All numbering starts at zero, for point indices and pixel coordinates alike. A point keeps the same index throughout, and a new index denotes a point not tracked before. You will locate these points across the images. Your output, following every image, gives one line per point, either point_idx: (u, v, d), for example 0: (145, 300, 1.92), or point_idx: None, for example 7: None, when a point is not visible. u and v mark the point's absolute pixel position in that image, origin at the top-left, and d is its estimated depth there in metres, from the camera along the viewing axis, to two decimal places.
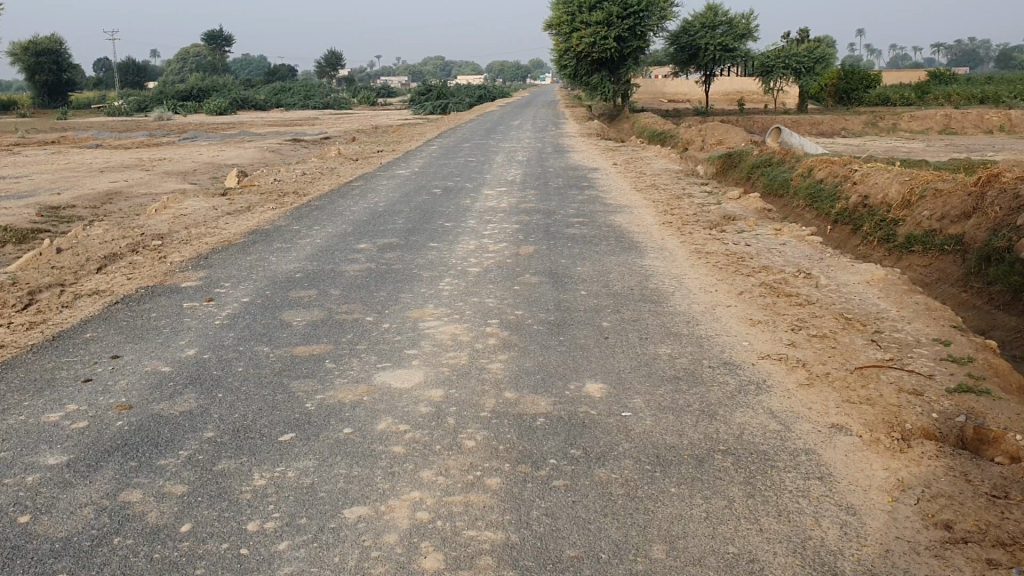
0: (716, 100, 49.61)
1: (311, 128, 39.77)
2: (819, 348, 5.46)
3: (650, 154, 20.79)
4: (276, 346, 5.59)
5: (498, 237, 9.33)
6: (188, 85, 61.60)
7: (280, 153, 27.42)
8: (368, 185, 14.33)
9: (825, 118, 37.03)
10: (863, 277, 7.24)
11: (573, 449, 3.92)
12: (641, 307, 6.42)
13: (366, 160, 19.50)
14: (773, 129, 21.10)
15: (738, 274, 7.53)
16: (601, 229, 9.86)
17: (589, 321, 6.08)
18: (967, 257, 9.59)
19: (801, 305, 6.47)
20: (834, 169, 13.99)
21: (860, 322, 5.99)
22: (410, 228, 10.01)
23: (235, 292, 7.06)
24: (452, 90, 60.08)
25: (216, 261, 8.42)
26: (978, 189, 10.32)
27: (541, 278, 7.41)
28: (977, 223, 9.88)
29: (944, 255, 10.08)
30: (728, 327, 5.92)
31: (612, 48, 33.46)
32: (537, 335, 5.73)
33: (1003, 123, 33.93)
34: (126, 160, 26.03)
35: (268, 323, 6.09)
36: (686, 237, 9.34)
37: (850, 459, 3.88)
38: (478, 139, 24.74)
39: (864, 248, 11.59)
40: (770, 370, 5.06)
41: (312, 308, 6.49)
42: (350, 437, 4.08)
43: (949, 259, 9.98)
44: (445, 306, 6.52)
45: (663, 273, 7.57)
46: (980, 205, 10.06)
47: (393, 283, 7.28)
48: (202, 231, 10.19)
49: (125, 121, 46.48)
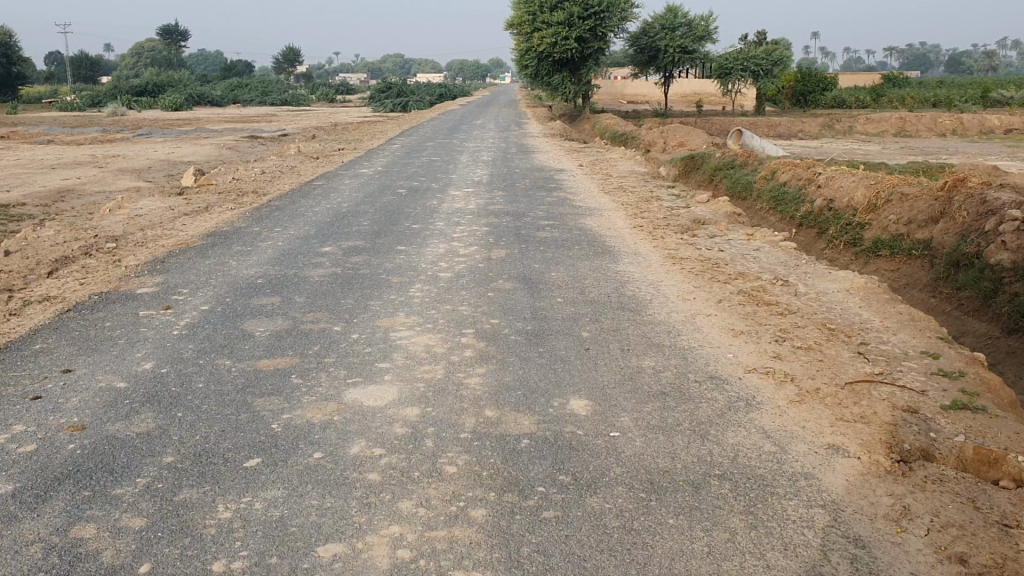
0: (675, 101, 49.76)
1: (268, 126, 39.12)
2: (806, 360, 5.30)
3: (615, 155, 20.65)
4: (239, 358, 5.29)
5: (466, 240, 9.08)
6: (142, 80, 60.38)
7: (238, 151, 26.87)
8: (330, 185, 13.98)
9: (783, 120, 37.27)
10: (841, 285, 7.11)
11: (561, 475, 3.69)
12: (620, 317, 6.21)
13: (327, 159, 19.10)
14: (735, 131, 21.09)
15: (715, 281, 7.36)
16: (571, 233, 9.66)
17: (567, 331, 5.86)
18: (936, 262, 9.52)
19: (782, 314, 6.31)
20: (798, 172, 13.94)
21: (844, 332, 5.84)
22: (375, 230, 9.72)
23: (194, 299, 6.73)
24: (411, 87, 59.60)
25: (174, 265, 8.06)
26: (945, 193, 10.26)
27: (514, 284, 7.18)
28: (944, 228, 9.80)
29: (912, 260, 10.01)
30: (711, 338, 5.73)
31: (573, 48, 33.33)
32: (513, 347, 5.49)
33: (956, 126, 34.37)
34: (78, 157, 25.30)
35: (229, 334, 5.78)
36: (659, 241, 9.16)
37: (851, 484, 3.71)
38: (440, 138, 24.44)
39: (830, 252, 11.52)
40: (758, 384, 4.88)
41: (277, 317, 6.19)
42: (323, 463, 3.82)
43: (917, 264, 9.90)
44: (415, 314, 6.26)
45: (639, 280, 7.38)
46: (947, 210, 9.99)
47: (361, 289, 7.00)
48: (159, 233, 9.79)
49: (77, 116, 45.35)
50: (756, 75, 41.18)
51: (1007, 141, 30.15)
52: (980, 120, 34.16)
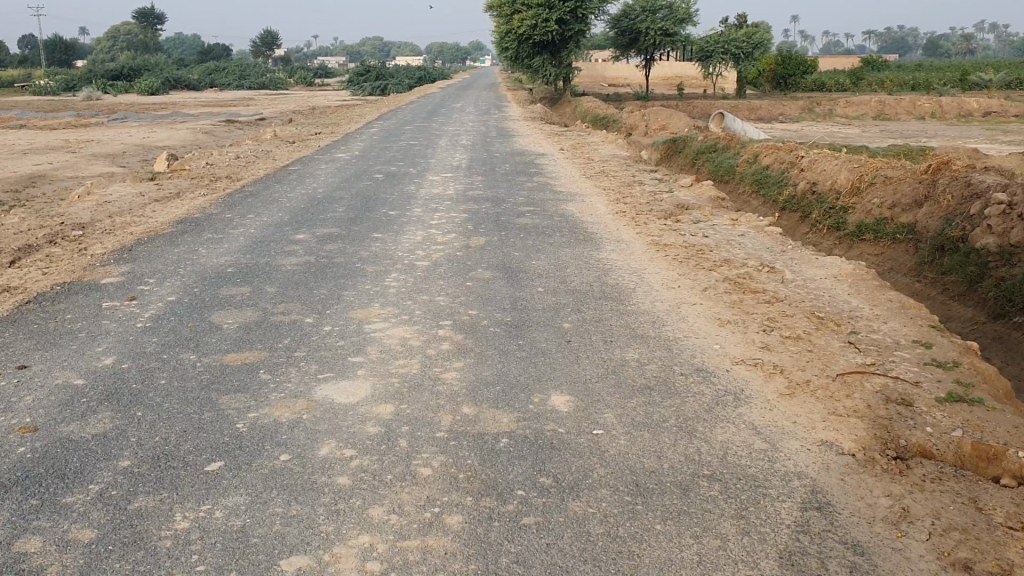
0: (656, 84, 49.52)
1: (245, 109, 38.60)
2: (795, 351, 5.11)
3: (596, 140, 20.42)
4: (204, 353, 5.05)
5: (444, 227, 8.85)
6: (118, 64, 59.56)
7: (214, 135, 26.45)
8: (306, 170, 13.69)
9: (763, 103, 37.11)
10: (829, 271, 6.93)
11: (542, 477, 3.49)
12: (602, 306, 6.01)
13: (304, 143, 18.75)
14: (717, 115, 20.88)
15: (700, 267, 7.17)
16: (552, 219, 9.45)
17: (548, 322, 5.65)
18: (920, 246, 9.36)
19: (770, 302, 6.12)
20: (781, 155, 13.77)
21: (834, 321, 5.66)
22: (351, 217, 9.47)
23: (161, 289, 6.47)
24: (390, 71, 59.06)
25: (142, 254, 7.78)
26: (929, 176, 10.10)
27: (493, 273, 6.96)
28: (928, 212, 9.63)
29: (896, 244, 9.85)
30: (697, 327, 5.54)
31: (554, 31, 33.01)
32: (492, 339, 5.28)
33: (935, 110, 34.33)
34: (50, 142, 24.79)
35: (195, 327, 5.53)
36: (641, 227, 8.96)
37: (847, 484, 3.53)
38: (420, 122, 24.11)
39: (813, 236, 11.36)
40: (746, 377, 4.69)
41: (246, 308, 5.94)
42: (290, 466, 3.60)
43: (901, 248, 9.74)
44: (391, 305, 6.03)
45: (622, 268, 7.18)
46: (931, 193, 9.83)
47: (335, 279, 6.76)
48: (128, 220, 9.50)
49: (50, 101, 44.60)
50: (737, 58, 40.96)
51: (985, 124, 30.16)
52: (959, 103, 34.12)
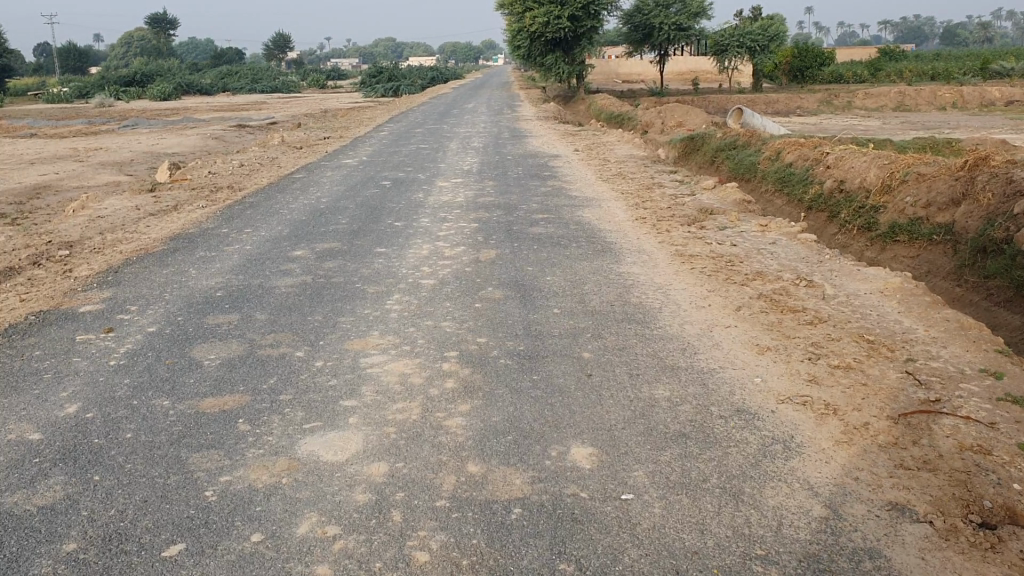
0: (671, 79, 48.76)
1: (257, 113, 38.22)
2: (847, 385, 4.51)
3: (611, 138, 19.79)
4: (179, 397, 4.50)
5: (453, 239, 8.28)
6: (130, 71, 59.42)
7: (224, 141, 26.03)
8: (311, 178, 13.16)
9: (780, 97, 36.33)
10: (873, 284, 6.30)
11: (561, 563, 2.91)
12: (625, 331, 5.42)
13: (311, 148, 18.22)
14: (736, 110, 20.18)
15: (731, 282, 6.56)
16: (568, 227, 8.86)
17: (566, 351, 5.06)
18: (959, 248, 8.69)
19: (812, 323, 5.51)
20: (804, 152, 13.11)
21: (886, 347, 5.04)
22: (354, 229, 8.92)
23: (142, 318, 5.93)
24: (402, 71, 58.55)
25: (128, 276, 7.25)
26: (966, 173, 9.41)
27: (504, 293, 6.37)
28: (967, 211, 8.94)
29: (933, 246, 9.18)
30: (734, 356, 4.94)
31: (566, 27, 32.38)
32: (503, 374, 4.70)
33: (957, 100, 33.42)
34: (58, 151, 24.42)
35: (174, 364, 4.98)
36: (664, 236, 8.35)
37: (930, 564, 2.93)
38: (430, 124, 23.56)
39: (843, 237, 10.70)
40: (795, 420, 4.09)
41: (231, 339, 5.39)
42: (261, 551, 3.03)
43: (938, 250, 9.07)
44: (391, 334, 5.46)
45: (646, 284, 6.58)
46: (970, 190, 9.14)
47: (332, 302, 6.20)
48: (120, 237, 8.98)
49: (62, 108, 44.39)
50: (752, 52, 40.07)
51: (1011, 113, 29.28)
52: (981, 92, 33.22)
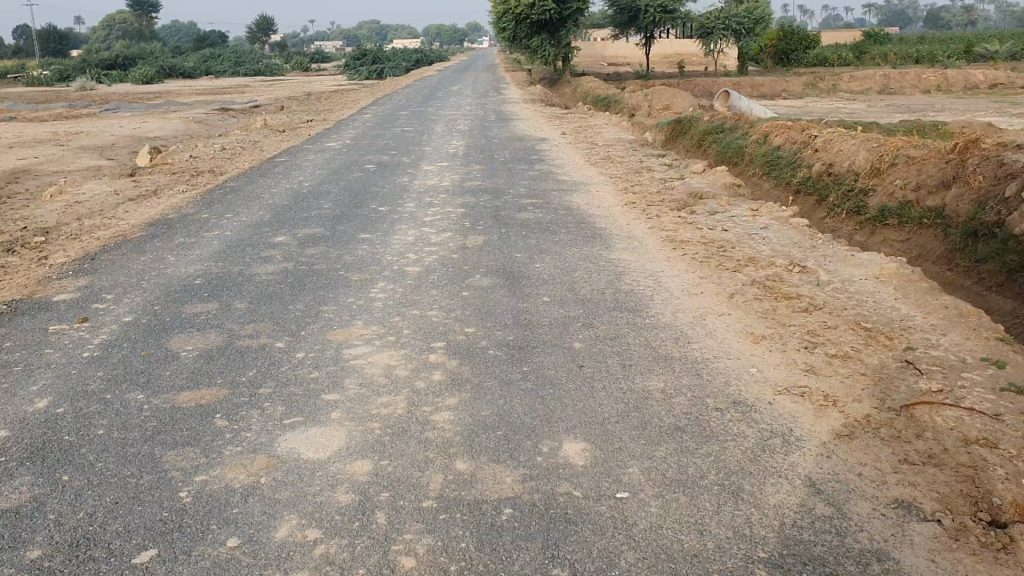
0: (657, 62, 48.52)
1: (240, 96, 37.77)
2: (846, 375, 4.37)
3: (598, 121, 19.61)
4: (154, 391, 4.32)
5: (439, 224, 8.11)
6: (111, 54, 58.70)
7: (206, 124, 25.67)
8: (293, 162, 12.93)
9: (766, 79, 36.18)
10: (868, 270, 6.17)
11: (555, 567, 2.76)
12: (617, 320, 5.27)
13: (294, 132, 17.95)
14: (723, 93, 20.02)
15: (723, 268, 6.42)
16: (556, 212, 8.70)
17: (556, 341, 4.90)
18: (950, 232, 8.55)
19: (808, 311, 5.38)
20: (792, 135, 12.96)
21: (885, 335, 4.91)
22: (337, 214, 8.73)
23: (117, 307, 5.73)
24: (386, 53, 58.05)
25: (104, 263, 7.04)
26: (957, 156, 9.27)
27: (492, 280, 6.21)
28: (958, 194, 8.79)
29: (924, 229, 9.04)
30: (729, 345, 4.80)
31: (551, 10, 32.10)
32: (491, 366, 4.54)
33: (942, 83, 33.37)
34: (37, 135, 24.02)
35: (149, 356, 4.79)
36: (654, 221, 8.20)
37: (941, 567, 2.80)
38: (415, 107, 23.30)
39: (832, 221, 10.57)
40: (794, 412, 3.95)
41: (209, 330, 5.20)
42: (238, 557, 2.87)
43: (928, 233, 8.95)
44: (375, 323, 5.29)
45: (637, 271, 6.43)
46: (960, 173, 8.99)
47: (314, 290, 6.02)
48: (97, 223, 8.75)
49: (41, 91, 43.77)
50: (738, 34, 39.86)
51: (995, 96, 29.23)
52: (966, 75, 33.16)
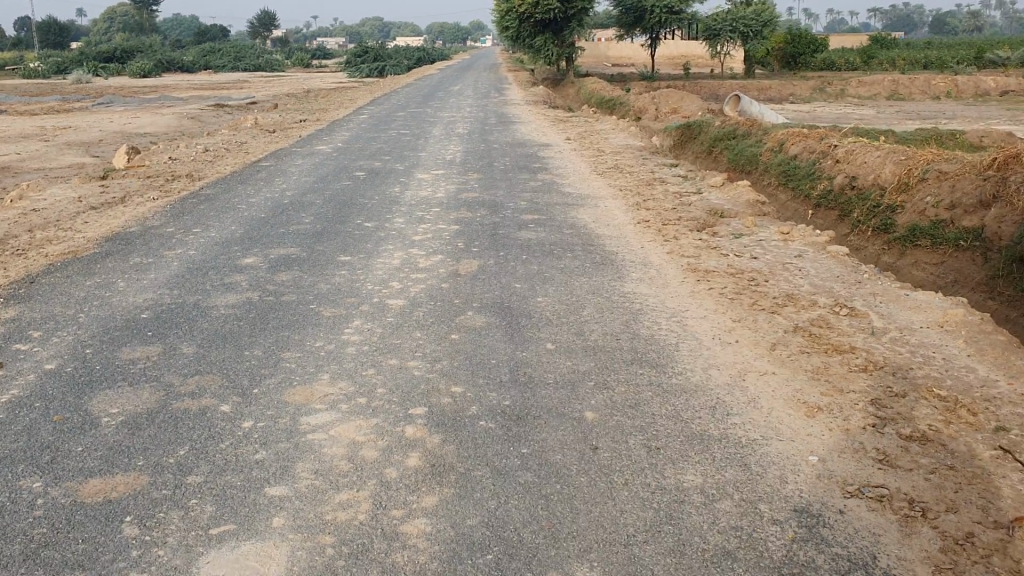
0: (662, 64, 47.53)
1: (238, 93, 36.83)
2: (929, 469, 3.47)
3: (603, 126, 18.68)
4: (56, 477, 3.41)
5: (429, 245, 7.22)
6: (110, 46, 57.76)
7: (199, 120, 24.74)
8: (278, 166, 12.00)
9: (774, 83, 35.19)
10: (928, 316, 5.26)
11: None
12: (637, 377, 4.37)
13: (284, 132, 17.01)
14: (733, 96, 18.79)
15: (757, 308, 5.51)
16: (561, 231, 7.81)
17: (562, 410, 3.98)
18: (992, 257, 7.13)
19: (866, 371, 4.46)
20: (809, 144, 11.63)
21: (966, 409, 3.99)
22: (317, 230, 7.82)
23: (42, 349, 4.81)
24: (388, 51, 57.12)
25: (42, 286, 6.11)
26: (995, 173, 7.78)
27: (488, 319, 5.30)
28: (1000, 214, 7.34)
29: (959, 252, 7.58)
30: (778, 422, 3.89)
31: (555, 8, 31.14)
32: (482, 445, 3.62)
33: (951, 89, 32.39)
34: (23, 128, 23.11)
35: (65, 421, 3.88)
36: (672, 245, 7.28)
37: None
38: (414, 107, 22.36)
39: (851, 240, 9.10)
40: (873, 529, 3.05)
41: (142, 385, 4.29)
42: None
43: (965, 258, 7.50)
44: (345, 377, 4.38)
45: (657, 309, 5.52)
46: (1002, 191, 7.51)
47: (280, 330, 5.13)
48: (49, 236, 7.84)
49: (38, 85, 42.88)
50: (744, 37, 38.77)
51: (1007, 104, 28.29)
52: (977, 82, 32.23)
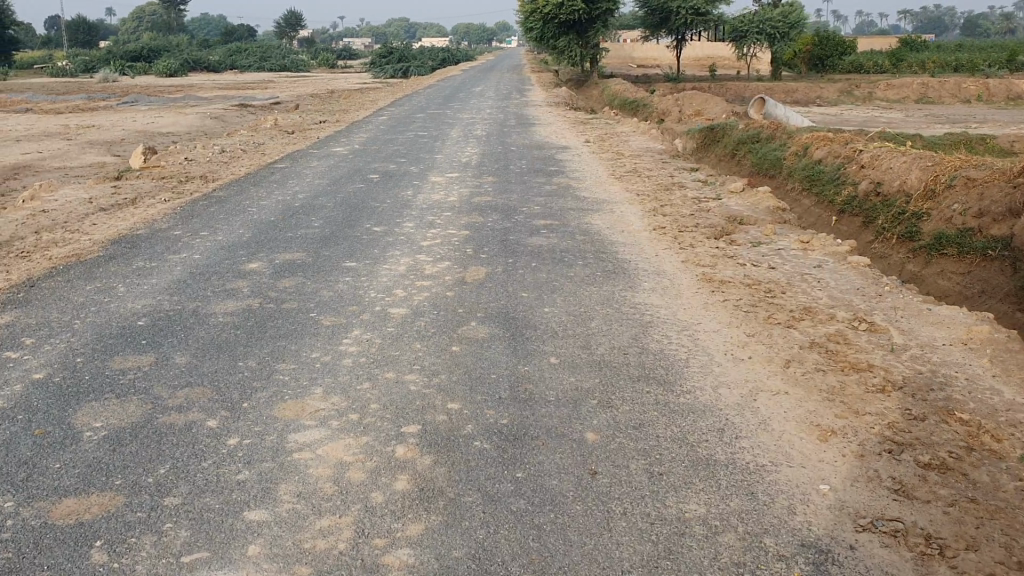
0: (688, 65, 47.12)
1: (262, 92, 36.88)
2: (949, 501, 3.26)
3: (624, 128, 18.47)
4: (30, 496, 3.27)
5: (438, 251, 7.05)
6: (138, 46, 58.13)
7: (221, 120, 24.74)
8: (293, 168, 11.90)
9: (800, 85, 34.77)
10: (952, 333, 5.03)
11: None
12: (644, 396, 4.18)
13: (303, 133, 16.92)
14: (757, 99, 18.51)
15: (773, 322, 5.30)
16: (574, 238, 7.63)
17: (562, 430, 3.80)
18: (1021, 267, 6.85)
19: (885, 392, 4.25)
20: (833, 148, 11.36)
21: (990, 434, 3.77)
22: (326, 235, 7.69)
23: (33, 358, 4.69)
24: (413, 51, 57.10)
25: (42, 291, 6.00)
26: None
27: (492, 330, 5.13)
28: None
29: (987, 262, 7.31)
30: (789, 446, 3.69)
31: (579, 10, 30.92)
32: (475, 468, 3.45)
33: (982, 92, 31.80)
34: (47, 127, 23.20)
35: (46, 436, 3.75)
36: (687, 254, 7.08)
37: None
38: (435, 109, 22.24)
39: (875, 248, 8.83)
40: (886, 568, 2.85)
41: (129, 397, 4.15)
42: None
43: (993, 268, 7.22)
44: (339, 392, 4.23)
45: (668, 322, 5.33)
46: None
47: (276, 339, 4.98)
48: (56, 238, 7.76)
49: (66, 83, 43.20)
50: (771, 39, 38.34)
51: None
52: (1008, 85, 31.64)
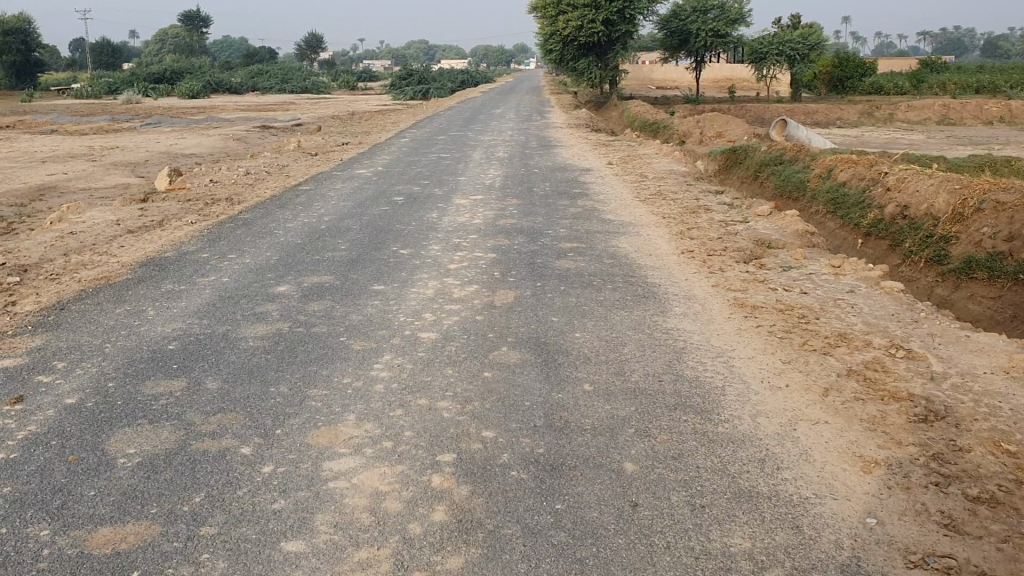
0: (707, 87, 47.11)
1: (285, 114, 37.07)
2: (1001, 537, 3.17)
3: (646, 150, 18.45)
4: (65, 524, 3.24)
5: (465, 274, 7.04)
6: (162, 68, 58.65)
7: (244, 142, 24.84)
8: (318, 190, 11.93)
9: (820, 107, 34.64)
10: (991, 362, 4.94)
11: None
12: (681, 425, 4.11)
13: (327, 155, 16.98)
14: (779, 120, 18.44)
15: (808, 348, 5.23)
16: (601, 261, 7.59)
17: (600, 460, 3.74)
18: None
19: (927, 421, 4.16)
20: (858, 170, 11.27)
21: None
22: (353, 257, 7.68)
23: (65, 382, 4.68)
24: (433, 74, 57.41)
25: (71, 314, 6.01)
26: None
27: (523, 356, 5.08)
28: None
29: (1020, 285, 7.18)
30: (832, 478, 3.61)
31: (599, 32, 30.99)
32: (514, 500, 3.39)
33: (1004, 113, 31.56)
34: (73, 148, 23.37)
35: (79, 462, 3.73)
36: (717, 278, 7.02)
37: None
38: (457, 130, 22.31)
39: (905, 270, 8.70)
40: None
41: (163, 423, 4.13)
42: None
43: None
44: (372, 418, 4.18)
45: (701, 348, 5.27)
46: None
47: (307, 364, 4.95)
48: (84, 260, 7.78)
49: (91, 105, 43.49)
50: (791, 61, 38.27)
51: None
52: None
